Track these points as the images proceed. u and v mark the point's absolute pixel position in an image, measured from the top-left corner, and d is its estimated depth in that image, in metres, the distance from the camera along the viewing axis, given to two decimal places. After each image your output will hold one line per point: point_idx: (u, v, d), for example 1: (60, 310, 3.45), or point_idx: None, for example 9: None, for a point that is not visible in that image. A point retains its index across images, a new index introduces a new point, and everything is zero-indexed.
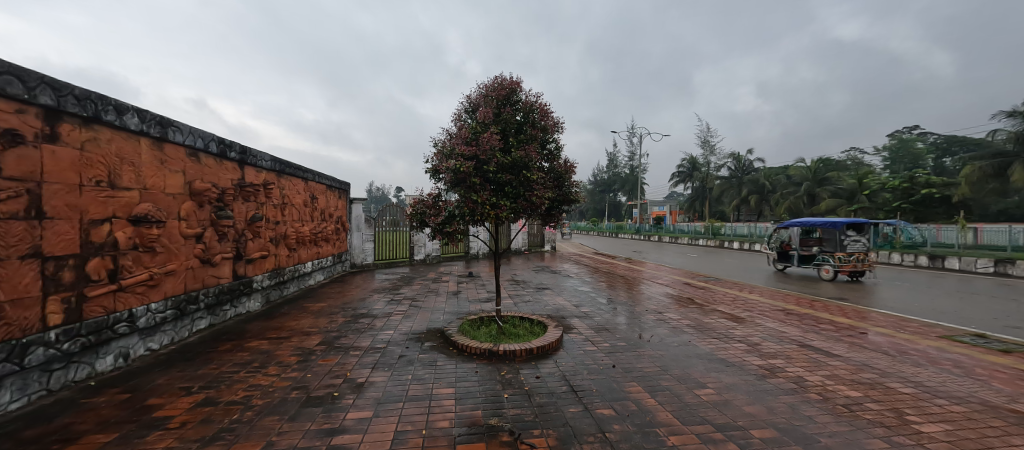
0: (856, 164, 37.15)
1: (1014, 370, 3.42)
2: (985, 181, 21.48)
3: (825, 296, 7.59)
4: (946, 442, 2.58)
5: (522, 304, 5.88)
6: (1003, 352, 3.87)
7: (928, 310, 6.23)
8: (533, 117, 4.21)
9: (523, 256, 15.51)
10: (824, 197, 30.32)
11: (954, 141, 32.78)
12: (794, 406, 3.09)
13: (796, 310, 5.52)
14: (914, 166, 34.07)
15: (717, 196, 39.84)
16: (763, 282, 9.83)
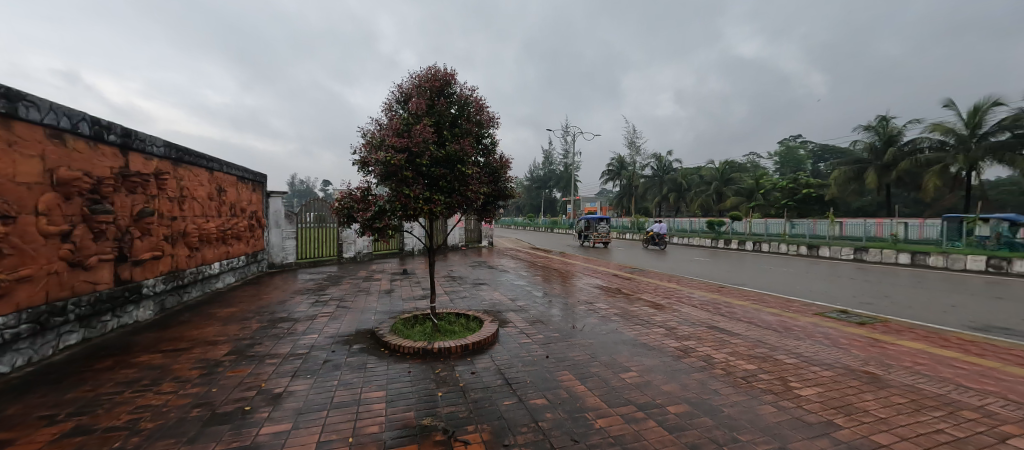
0: (754, 167, 42.78)
1: (866, 338, 4.16)
2: (848, 183, 26.21)
3: (727, 281, 8.63)
4: (818, 402, 3.06)
5: (458, 300, 5.81)
6: (859, 324, 4.69)
7: (806, 291, 7.42)
8: (468, 111, 4.16)
9: (459, 252, 15.39)
10: (730, 195, 34.41)
11: (826, 150, 39.16)
12: (704, 381, 3.43)
13: (707, 296, 6.17)
14: (798, 170, 40.15)
15: (642, 193, 43.09)
16: (679, 271, 10.88)
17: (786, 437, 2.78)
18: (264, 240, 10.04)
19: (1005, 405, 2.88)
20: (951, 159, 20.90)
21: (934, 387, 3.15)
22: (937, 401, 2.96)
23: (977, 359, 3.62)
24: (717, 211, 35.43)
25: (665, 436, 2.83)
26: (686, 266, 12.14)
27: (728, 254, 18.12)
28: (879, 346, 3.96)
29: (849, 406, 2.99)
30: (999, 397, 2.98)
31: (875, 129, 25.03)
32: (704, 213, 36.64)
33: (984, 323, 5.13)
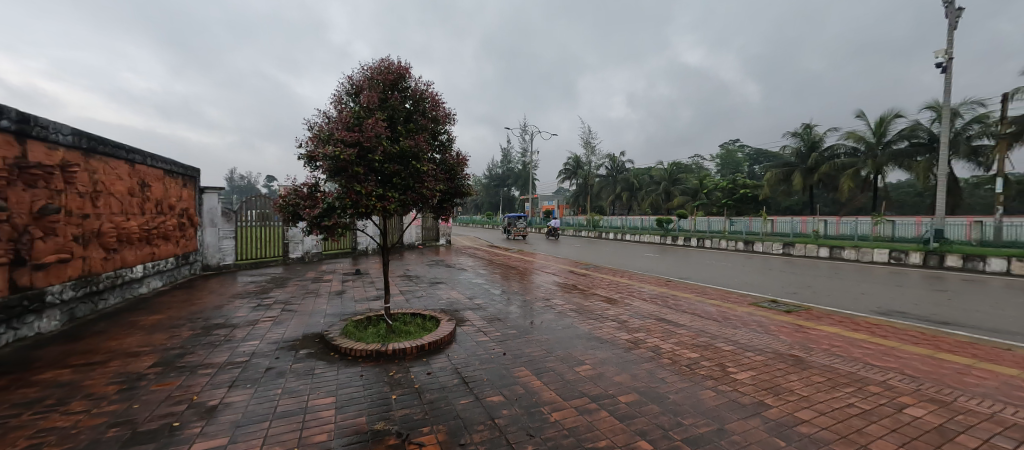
0: (699, 168, 45.75)
1: (792, 325, 4.59)
2: (778, 185, 28.85)
3: (674, 275, 9.14)
4: (752, 384, 3.32)
5: (413, 300, 5.68)
6: (787, 312, 5.16)
7: (741, 283, 8.01)
8: (423, 106, 4.11)
9: (415, 251, 15.02)
10: (677, 195, 36.54)
11: (761, 154, 42.85)
12: (652, 370, 3.61)
13: (656, 289, 6.51)
14: (736, 172, 43.50)
15: (596, 192, 44.63)
16: (632, 266, 11.38)
17: (725, 419, 2.99)
18: (197, 240, 9.24)
19: (902, 379, 3.31)
20: (862, 164, 23.67)
21: (847, 366, 3.54)
22: (849, 377, 3.34)
23: (881, 340, 4.12)
24: (665, 209, 37.29)
25: (617, 424, 2.95)
26: (638, 262, 12.73)
27: (677, 250, 19.24)
28: (803, 331, 4.39)
29: (778, 386, 3.28)
30: (897, 372, 3.41)
31: (801, 135, 27.64)
32: (654, 212, 38.69)
33: (886, 308, 5.86)
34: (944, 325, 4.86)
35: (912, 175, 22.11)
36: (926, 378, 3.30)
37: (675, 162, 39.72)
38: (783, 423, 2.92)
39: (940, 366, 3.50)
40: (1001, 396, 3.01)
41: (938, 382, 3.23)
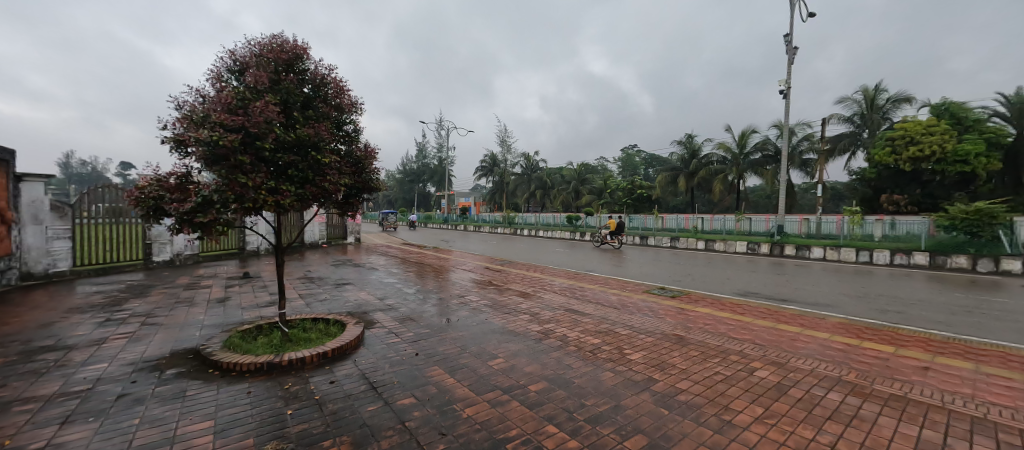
0: (604, 169, 50.16)
1: (675, 308, 5.29)
2: (666, 186, 32.72)
3: (580, 268, 9.91)
4: (643, 363, 3.74)
5: (315, 304, 5.22)
6: (672, 297, 5.92)
7: (637, 274, 8.98)
8: (324, 92, 3.89)
9: (319, 251, 13.82)
10: (586, 194, 39.60)
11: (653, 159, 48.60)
12: (560, 358, 3.85)
13: (566, 282, 6.93)
14: (634, 174, 48.73)
15: (512, 190, 46.15)
16: (545, 261, 12.03)
17: (621, 396, 3.32)
18: (12, 241, 7.34)
19: (753, 347, 4.04)
20: (728, 170, 28.50)
21: (715, 339, 4.19)
22: (716, 349, 3.96)
23: (740, 316, 4.96)
24: (574, 207, 40.03)
25: (527, 412, 3.06)
26: (550, 256, 13.52)
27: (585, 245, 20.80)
28: (684, 313, 5.09)
29: (664, 363, 3.74)
30: (749, 341, 4.16)
31: (683, 144, 31.86)
32: (565, 209, 41.33)
33: (746, 289, 7.08)
34: (782, 301, 6.05)
35: (762, 181, 28.02)
36: (770, 344, 4.08)
37: (583, 164, 42.83)
38: (667, 394, 3.34)
39: (778, 334, 4.36)
40: (816, 354, 3.86)
41: (776, 346, 4.02)
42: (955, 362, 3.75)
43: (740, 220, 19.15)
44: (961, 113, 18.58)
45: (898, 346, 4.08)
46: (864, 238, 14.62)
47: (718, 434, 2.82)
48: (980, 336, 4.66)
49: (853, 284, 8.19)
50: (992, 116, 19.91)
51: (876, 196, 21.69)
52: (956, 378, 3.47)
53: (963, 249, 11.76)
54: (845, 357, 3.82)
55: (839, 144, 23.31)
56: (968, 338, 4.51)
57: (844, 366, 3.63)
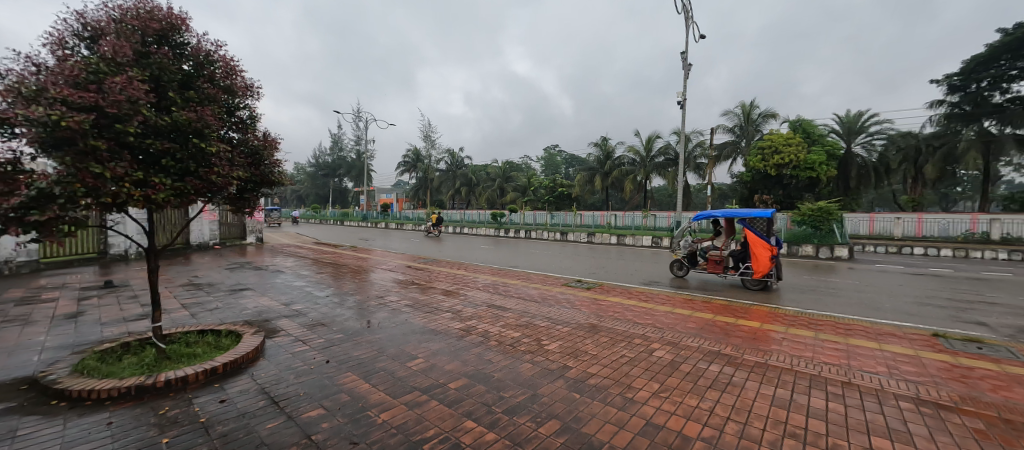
0: (526, 167, 51.77)
1: (590, 298, 5.70)
2: (584, 184, 35.06)
3: (504, 264, 10.20)
4: (559, 352, 3.97)
5: (204, 314, 4.59)
6: (588, 288, 6.37)
7: (556, 268, 9.48)
8: (211, 73, 3.50)
9: (210, 253, 12.13)
10: (510, 191, 40.62)
11: (573, 158, 51.87)
12: (480, 354, 3.91)
13: (490, 278, 7.05)
14: (556, 173, 51.30)
15: (437, 186, 45.73)
16: (471, 258, 12.14)
17: (538, 384, 3.48)
18: None
19: (653, 330, 4.52)
20: (637, 171, 31.49)
21: (622, 325, 4.61)
22: (623, 335, 4.35)
23: (644, 303, 5.51)
24: (499, 204, 40.75)
25: (445, 410, 3.03)
26: (475, 254, 13.66)
27: (510, 241, 21.37)
28: (597, 303, 5.51)
29: (578, 351, 4.01)
30: (651, 325, 4.64)
31: (600, 146, 34.24)
32: (490, 206, 41.99)
33: (651, 279, 7.93)
34: (680, 288, 6.88)
35: (665, 181, 31.33)
36: (666, 327, 4.60)
37: (508, 161, 43.83)
38: (579, 379, 3.58)
39: (674, 317, 4.95)
40: (702, 332, 4.46)
41: (672, 329, 4.55)
42: (801, 331, 4.64)
43: (647, 217, 21.32)
44: (810, 130, 23.28)
45: (762, 321, 4.91)
46: None
47: (621, 410, 3.11)
48: (816, 308, 5.84)
49: None
50: (829, 133, 24.79)
51: (751, 196, 24.92)
52: (801, 345, 4.29)
53: (810, 240, 14.82)
54: (724, 334, 4.48)
55: (723, 152, 26.80)
56: (810, 311, 5.60)
57: (723, 341, 4.26)
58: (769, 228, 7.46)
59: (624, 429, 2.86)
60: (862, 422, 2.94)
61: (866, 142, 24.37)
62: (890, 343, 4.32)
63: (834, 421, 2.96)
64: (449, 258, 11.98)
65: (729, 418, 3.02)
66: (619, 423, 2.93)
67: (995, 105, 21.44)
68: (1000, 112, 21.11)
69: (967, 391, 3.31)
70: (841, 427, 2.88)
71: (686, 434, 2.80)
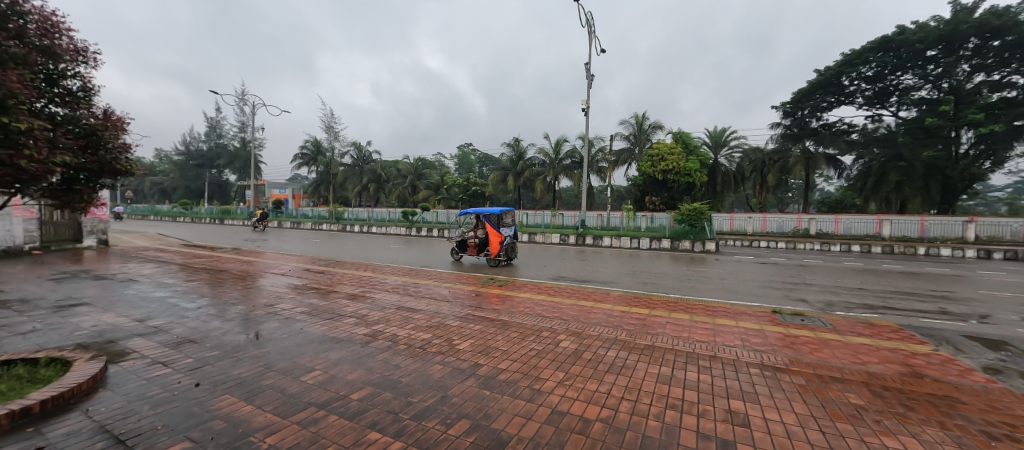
0: (440, 166, 50.95)
1: (501, 295, 5.88)
2: (498, 183, 36.13)
3: (416, 264, 10.00)
4: (470, 351, 3.99)
5: (11, 341, 3.56)
6: (499, 285, 6.56)
7: (471, 267, 9.71)
8: (18, 29, 2.70)
9: (24, 261, 9.48)
10: (421, 189, 39.69)
11: (486, 158, 53.17)
12: (387, 359, 3.74)
13: (400, 279, 6.81)
14: (469, 171, 51.78)
15: (341, 182, 43.03)
16: (380, 259, 11.61)
17: (449, 385, 3.44)
18: None
19: (560, 323, 4.81)
20: (547, 172, 33.32)
21: (530, 320, 4.82)
22: (532, 329, 4.55)
23: (552, 297, 5.87)
24: (411, 202, 39.66)
25: (346, 424, 2.79)
26: (384, 254, 13.00)
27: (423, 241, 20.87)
28: (509, 299, 5.67)
29: (488, 347, 4.08)
30: (557, 318, 4.94)
31: (512, 146, 35.38)
32: (402, 204, 40.82)
33: (566, 276, 8.67)
34: (586, 282, 7.56)
35: (572, 182, 33.49)
36: (571, 319, 4.94)
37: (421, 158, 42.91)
38: (490, 376, 3.63)
39: (579, 309, 5.36)
40: (602, 322, 4.89)
41: (577, 320, 4.91)
42: (681, 315, 5.37)
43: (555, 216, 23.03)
44: (688, 142, 27.24)
45: (651, 308, 5.57)
46: (636, 229, 19.52)
47: (530, 402, 3.23)
48: (693, 294, 6.88)
49: (632, 265, 10.96)
50: (702, 144, 29.08)
51: (642, 197, 28.78)
52: (681, 327, 4.97)
53: (687, 236, 17.50)
54: (621, 322, 4.98)
55: (621, 157, 29.91)
56: (688, 297, 6.54)
57: (621, 329, 4.71)
58: (500, 221, 10.31)
59: (531, 419, 2.98)
60: (726, 389, 3.52)
61: (728, 154, 29.13)
62: (744, 320, 5.26)
63: (705, 391, 3.49)
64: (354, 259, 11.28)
65: (624, 398, 3.35)
66: (527, 415, 3.05)
67: (813, 129, 27.61)
68: (816, 134, 27.29)
69: (794, 354, 4.18)
70: (710, 396, 3.40)
71: (587, 417, 3.03)
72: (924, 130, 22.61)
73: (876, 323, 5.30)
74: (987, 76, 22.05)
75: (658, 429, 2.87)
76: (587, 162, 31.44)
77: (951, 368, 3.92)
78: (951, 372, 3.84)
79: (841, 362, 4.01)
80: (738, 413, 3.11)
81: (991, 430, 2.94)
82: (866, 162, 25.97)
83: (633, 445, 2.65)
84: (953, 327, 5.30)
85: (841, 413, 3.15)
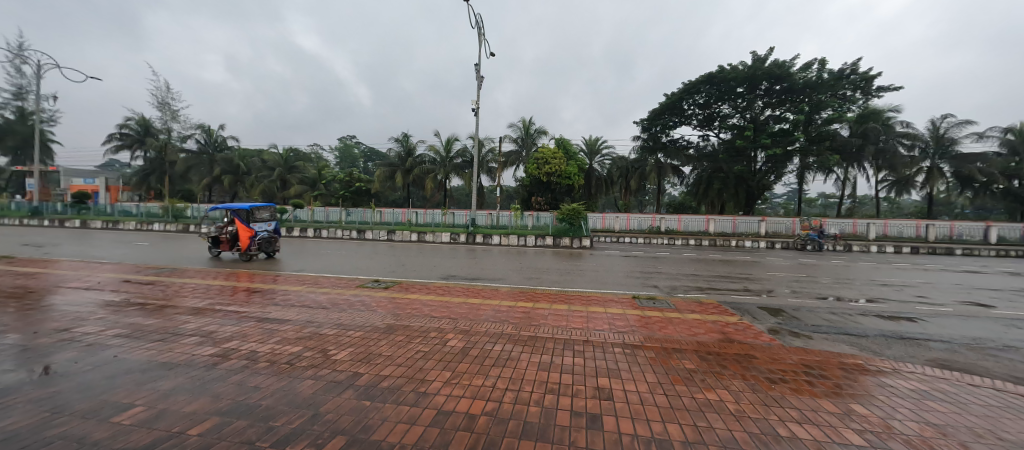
0: (318, 159, 46.44)
1: (385, 297, 5.93)
2: (385, 180, 34.87)
3: (288, 271, 9.05)
4: (348, 359, 3.71)
5: None
6: (385, 288, 6.77)
7: (350, 269, 9.65)
8: None
9: None
10: (294, 183, 35.75)
11: (371, 152, 50.59)
12: (242, 382, 3.20)
13: (268, 288, 6.47)
14: (353, 166, 48.53)
15: (183, 172, 36.42)
16: (235, 265, 10.01)
17: (320, 402, 3.09)
18: None
19: (448, 322, 4.89)
20: (437, 170, 33.25)
21: (417, 321, 4.80)
22: (419, 330, 4.51)
23: (441, 295, 6.12)
24: (280, 198, 36.07)
25: None
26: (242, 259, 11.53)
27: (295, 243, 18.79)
28: (396, 301, 5.64)
29: (370, 354, 3.86)
30: (445, 318, 5.01)
31: (401, 142, 34.61)
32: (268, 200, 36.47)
33: (451, 274, 9.07)
34: (471, 279, 8.12)
35: (463, 182, 34.19)
36: (459, 317, 5.08)
37: (292, 147, 38.61)
38: (370, 384, 3.38)
39: (468, 307, 5.56)
40: (489, 317, 5.12)
41: (465, 318, 5.05)
42: (560, 306, 5.95)
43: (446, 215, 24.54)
44: (568, 148, 30.26)
45: (535, 301, 6.07)
46: (523, 227, 21.37)
47: (414, 406, 3.08)
48: (569, 285, 7.74)
49: (515, 261, 11.85)
50: (580, 150, 32.43)
51: (529, 198, 31.20)
52: (561, 317, 5.48)
53: (568, 233, 19.37)
54: (507, 316, 5.29)
55: (509, 159, 31.88)
56: (570, 289, 7.23)
57: (507, 323, 4.99)
58: (251, 217, 12.03)
59: (415, 424, 2.84)
60: (596, 369, 3.97)
61: (601, 161, 33.07)
62: (612, 306, 6.06)
63: (579, 372, 3.87)
64: (199, 266, 9.54)
65: (508, 389, 3.46)
66: (411, 420, 2.90)
67: (663, 143, 33.34)
68: (665, 148, 32.96)
69: (648, 332, 4.96)
70: (582, 376, 3.79)
71: (472, 413, 3.02)
72: (735, 150, 29.70)
73: (704, 301, 6.67)
74: (773, 111, 29.23)
75: (537, 414, 3.03)
76: (477, 163, 32.70)
77: (751, 332, 5.15)
78: (750, 335, 5.05)
79: (680, 335, 4.91)
80: (604, 389, 3.52)
81: (771, 376, 3.95)
82: (698, 172, 32.36)
83: (514, 433, 2.73)
84: (752, 301, 6.98)
85: (680, 377, 3.85)
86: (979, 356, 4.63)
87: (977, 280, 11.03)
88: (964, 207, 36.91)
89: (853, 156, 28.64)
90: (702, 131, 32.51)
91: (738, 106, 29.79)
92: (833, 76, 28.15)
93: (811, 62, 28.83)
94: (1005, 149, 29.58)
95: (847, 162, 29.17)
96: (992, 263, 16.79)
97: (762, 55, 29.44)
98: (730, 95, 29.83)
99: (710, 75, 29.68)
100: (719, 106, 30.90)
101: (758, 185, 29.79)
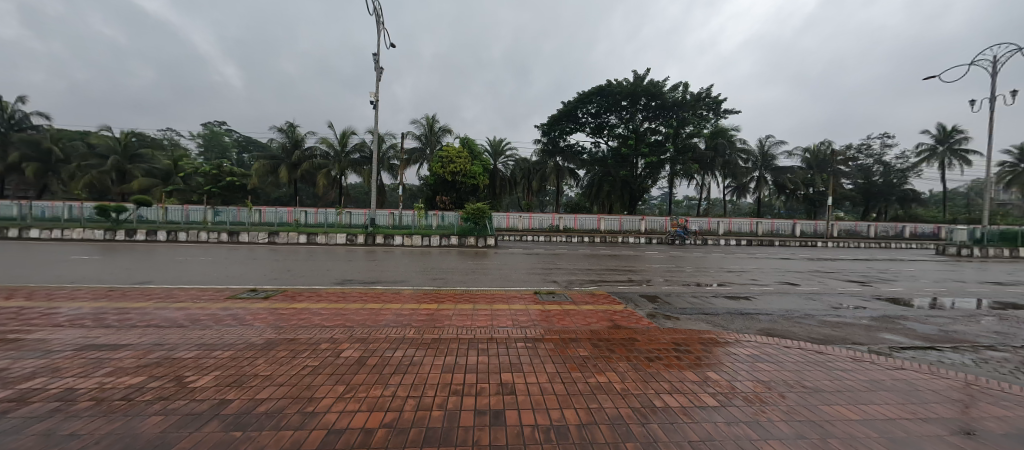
0: (172, 145, 38.54)
1: (264, 310, 5.36)
2: (266, 175, 30.92)
3: (127, 284, 7.45)
4: (213, 386, 3.17)
5: None
6: (262, 298, 6.16)
7: (215, 277, 8.45)
8: None
9: None
10: (137, 175, 30.05)
11: (247, 141, 44.11)
12: (49, 431, 2.41)
13: (99, 307, 5.34)
14: (223, 157, 41.64)
15: None
16: (39, 281, 7.95)
17: (171, 441, 2.39)
18: None
19: (343, 331, 4.65)
20: (331, 166, 30.58)
21: (304, 333, 4.49)
22: (307, 344, 4.16)
23: (332, 304, 5.79)
24: (116, 193, 29.94)
25: None
26: (51, 272, 9.09)
27: (139, 248, 15.37)
28: (277, 313, 5.24)
29: (242, 377, 3.37)
30: (337, 327, 4.72)
31: (287, 132, 31.06)
32: (98, 196, 29.78)
33: (343, 278, 8.59)
34: (366, 284, 7.80)
35: (362, 178, 32.03)
36: (356, 324, 4.87)
37: (137, 132, 31.95)
38: (242, 412, 2.83)
39: (365, 313, 5.34)
40: (389, 322, 5.00)
41: (363, 325, 4.83)
42: (465, 305, 6.05)
43: (341, 215, 23.68)
44: (472, 148, 30.73)
45: (439, 302, 6.11)
46: (427, 227, 21.07)
47: (299, 429, 2.62)
48: (468, 285, 7.88)
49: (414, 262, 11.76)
50: (485, 151, 33.14)
51: (434, 196, 30.90)
52: (466, 316, 5.57)
53: (472, 233, 19.67)
54: (409, 320, 5.22)
55: (412, 156, 30.93)
56: (469, 288, 7.40)
57: (409, 326, 4.89)
58: None
59: None
60: (499, 365, 4.09)
61: (504, 161, 34.11)
62: (514, 302, 6.34)
63: (483, 370, 3.94)
64: None
65: (409, 396, 3.29)
66: (294, 446, 2.39)
67: (561, 148, 35.92)
68: (562, 153, 35.50)
69: (549, 325, 5.30)
70: (486, 374, 3.86)
71: (369, 427, 2.71)
72: (620, 158, 33.47)
73: (596, 293, 7.43)
74: (649, 124, 33.85)
75: (441, 419, 2.88)
76: (377, 159, 30.86)
77: (633, 318, 5.89)
78: (633, 320, 5.78)
79: (576, 326, 5.37)
80: (507, 384, 3.63)
81: (649, 355, 4.56)
82: (592, 175, 35.55)
83: (415, 440, 2.50)
84: (632, 290, 8.01)
85: (575, 364, 4.20)
86: (789, 323, 6.07)
87: (787, 264, 14.41)
88: (779, 209, 47.65)
89: (708, 166, 34.37)
90: (595, 138, 35.78)
91: (623, 117, 33.76)
92: (693, 97, 33.14)
93: (678, 83, 33.71)
94: (804, 163, 38.54)
95: (704, 170, 34.82)
96: (796, 251, 21.98)
97: (641, 74, 33.82)
98: (616, 107, 33.33)
99: (600, 87, 33.02)
100: (608, 117, 34.61)
101: (639, 188, 33.94)
